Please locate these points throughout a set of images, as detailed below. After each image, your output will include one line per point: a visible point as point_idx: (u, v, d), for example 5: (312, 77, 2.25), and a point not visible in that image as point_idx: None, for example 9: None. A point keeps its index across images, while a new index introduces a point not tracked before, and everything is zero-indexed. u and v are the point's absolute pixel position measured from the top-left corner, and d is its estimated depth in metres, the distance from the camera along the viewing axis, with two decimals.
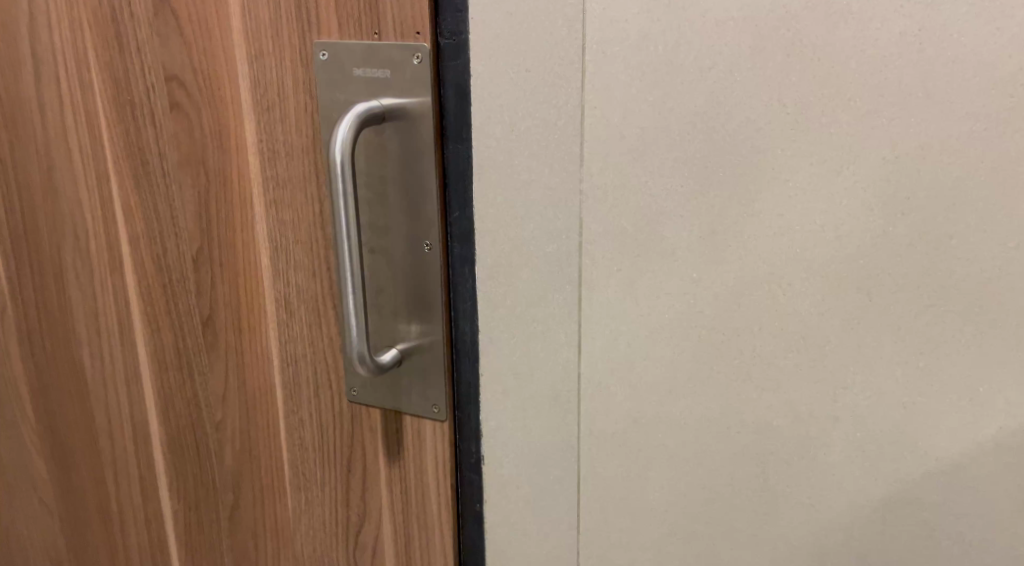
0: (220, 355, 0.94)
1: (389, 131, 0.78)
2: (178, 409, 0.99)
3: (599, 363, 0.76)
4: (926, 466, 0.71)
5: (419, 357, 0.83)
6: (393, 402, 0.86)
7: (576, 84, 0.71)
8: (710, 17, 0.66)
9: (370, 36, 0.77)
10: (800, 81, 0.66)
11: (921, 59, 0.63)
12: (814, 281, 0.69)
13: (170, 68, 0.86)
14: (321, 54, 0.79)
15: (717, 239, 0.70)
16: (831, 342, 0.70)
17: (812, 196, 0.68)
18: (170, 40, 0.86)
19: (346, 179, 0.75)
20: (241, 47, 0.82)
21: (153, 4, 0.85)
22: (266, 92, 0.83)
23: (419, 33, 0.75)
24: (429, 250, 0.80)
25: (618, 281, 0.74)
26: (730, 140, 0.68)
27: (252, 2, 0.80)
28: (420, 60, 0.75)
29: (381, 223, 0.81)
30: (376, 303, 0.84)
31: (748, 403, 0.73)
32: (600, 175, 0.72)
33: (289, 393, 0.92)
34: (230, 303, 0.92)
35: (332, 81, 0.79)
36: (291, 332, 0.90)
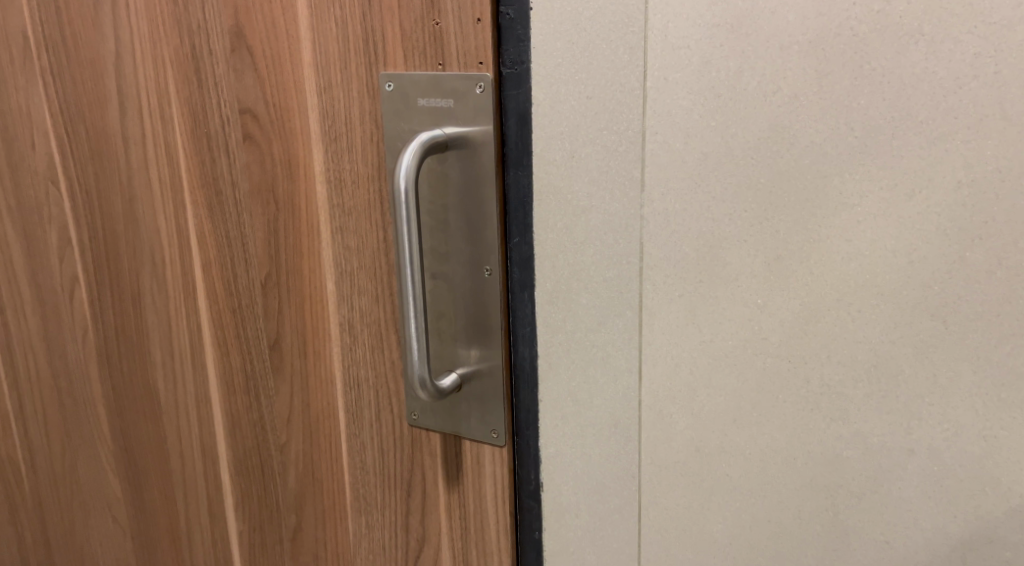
0: (286, 378, 0.96)
1: (452, 158, 0.79)
2: (245, 431, 1.01)
3: (660, 391, 0.76)
4: (1010, 504, 0.67)
5: (478, 382, 0.84)
6: (453, 427, 0.86)
7: (637, 111, 0.71)
8: (775, 42, 0.66)
9: (434, 66, 0.78)
10: (868, 105, 0.64)
11: (996, 81, 0.62)
12: (885, 309, 0.67)
13: (243, 101, 0.89)
14: (387, 85, 0.80)
15: (782, 265, 0.69)
16: (904, 371, 0.67)
17: (882, 221, 0.66)
18: (246, 76, 0.88)
19: (409, 205, 0.76)
20: (312, 80, 0.84)
21: (230, 41, 0.88)
22: (333, 122, 0.85)
23: (481, 63, 0.76)
24: (489, 275, 0.80)
25: (680, 307, 0.73)
26: (796, 164, 0.67)
27: (323, 36, 0.82)
28: (483, 89, 0.76)
29: (444, 248, 0.82)
30: (437, 327, 0.85)
31: (816, 434, 0.71)
32: (661, 200, 0.72)
33: (352, 417, 0.93)
34: (298, 327, 0.94)
35: (397, 112, 0.80)
36: (355, 356, 0.91)
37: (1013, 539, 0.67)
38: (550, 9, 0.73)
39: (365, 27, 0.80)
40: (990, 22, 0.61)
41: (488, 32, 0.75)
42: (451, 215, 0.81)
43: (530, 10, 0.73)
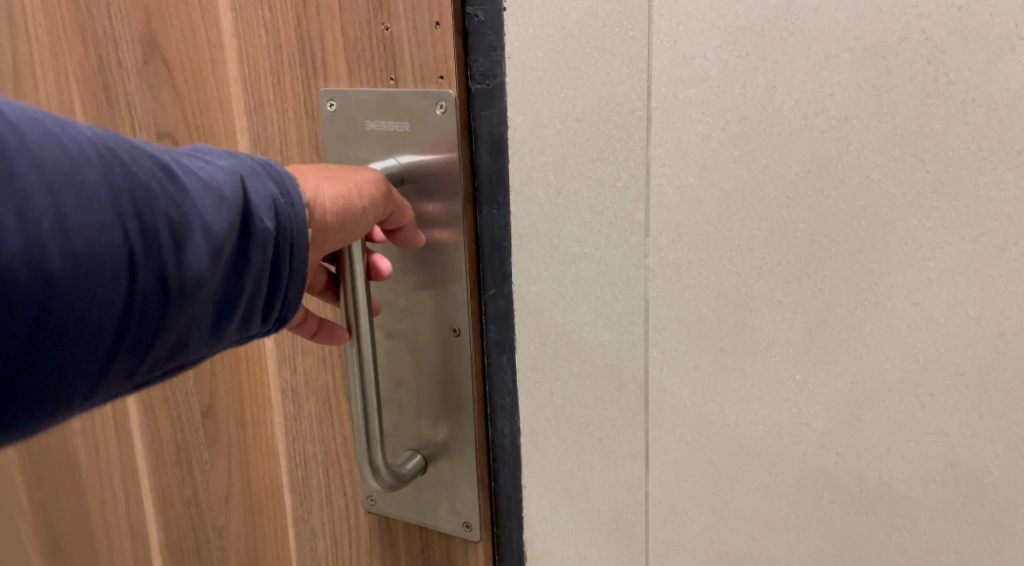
0: (222, 451, 0.80)
1: (409, 191, 0.64)
2: (178, 510, 0.85)
3: (671, 482, 0.61)
4: None
5: (447, 463, 0.69)
6: (419, 516, 0.71)
7: (639, 137, 0.56)
8: (818, 49, 0.50)
9: (385, 82, 0.62)
10: (945, 131, 0.49)
11: None
12: (965, 393, 0.52)
13: (161, 123, 0.74)
14: (327, 104, 0.65)
15: (828, 332, 0.54)
16: (993, 475, 0.52)
17: (963, 281, 0.51)
18: (162, 93, 0.73)
19: (354, 256, 0.60)
20: (240, 98, 0.69)
21: (142, 51, 0.72)
22: (268, 150, 0.69)
23: (442, 77, 0.60)
24: (457, 335, 0.65)
25: (696, 380, 0.59)
26: (846, 205, 0.52)
27: (252, 45, 0.67)
28: (445, 110, 0.61)
29: (402, 304, 0.67)
30: (395, 398, 0.70)
31: (871, 545, 0.56)
32: (670, 249, 0.57)
33: (299, 499, 0.78)
34: (234, 393, 0.79)
35: (342, 138, 0.65)
36: (300, 429, 0.76)
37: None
38: (528, 9, 0.57)
39: (300, 33, 0.65)
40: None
41: (449, 38, 0.59)
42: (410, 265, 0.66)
43: (504, 11, 0.58)
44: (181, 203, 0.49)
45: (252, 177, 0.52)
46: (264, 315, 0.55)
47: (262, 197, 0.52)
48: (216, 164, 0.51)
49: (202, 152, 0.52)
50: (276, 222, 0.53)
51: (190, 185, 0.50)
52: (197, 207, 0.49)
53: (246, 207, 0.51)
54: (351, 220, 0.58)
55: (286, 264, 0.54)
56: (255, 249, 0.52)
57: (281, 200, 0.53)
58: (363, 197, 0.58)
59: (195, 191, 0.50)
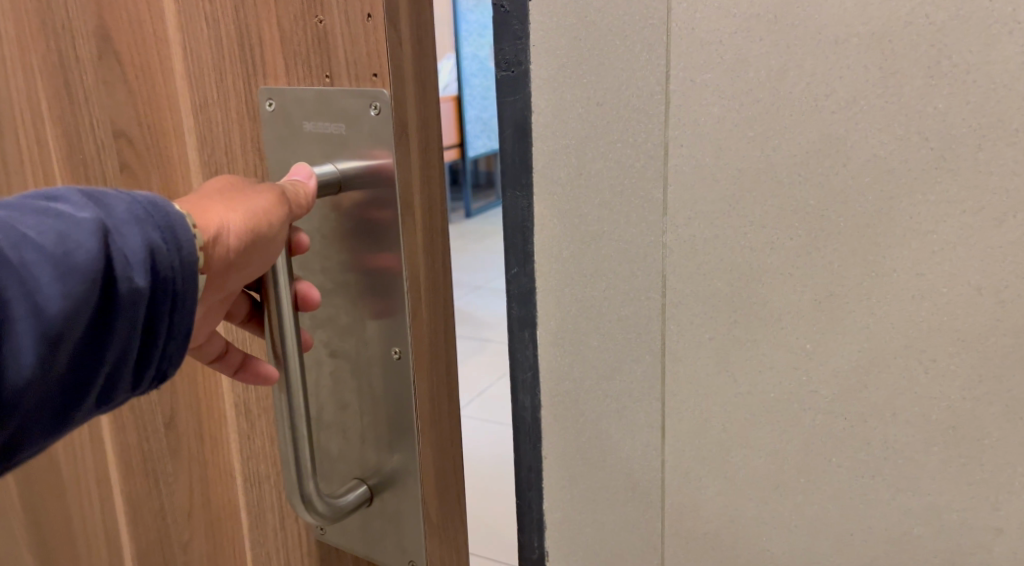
0: (185, 464, 0.73)
1: (348, 206, 0.58)
2: (147, 524, 0.78)
3: (685, 450, 0.64)
4: None
5: (392, 497, 0.61)
6: (363, 553, 0.64)
7: (659, 120, 0.59)
8: (827, 34, 0.53)
9: (321, 80, 0.57)
10: (948, 110, 0.52)
11: None
12: (966, 358, 0.55)
13: (116, 121, 0.66)
14: (267, 104, 0.59)
15: (837, 303, 0.57)
16: (991, 436, 0.56)
17: (965, 251, 0.54)
18: (115, 87, 0.65)
19: (280, 282, 0.55)
20: (185, 95, 0.63)
21: (94, 43, 0.64)
22: (213, 152, 0.63)
23: (376, 75, 0.55)
24: (398, 358, 0.58)
25: (710, 350, 0.62)
26: (854, 183, 0.55)
27: (195, 36, 0.61)
28: (379, 111, 0.55)
29: (344, 321, 0.60)
30: (338, 419, 0.62)
31: (878, 507, 0.59)
32: (687, 226, 0.60)
33: (255, 521, 0.72)
34: (191, 401, 0.72)
35: (281, 141, 0.59)
36: (254, 446, 0.70)
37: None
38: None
39: (240, 25, 0.59)
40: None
41: (382, 32, 0.54)
42: (352, 276, 0.59)
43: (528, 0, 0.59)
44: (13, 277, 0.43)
45: (120, 225, 0.45)
46: (133, 382, 0.47)
47: (130, 251, 0.45)
48: (73, 217, 0.44)
49: (56, 198, 0.45)
50: (151, 278, 0.45)
51: (26, 257, 0.43)
52: (35, 278, 0.43)
53: (105, 267, 0.44)
54: (259, 251, 0.52)
55: (165, 322, 0.46)
56: (123, 309, 0.45)
57: (158, 249, 0.46)
58: (272, 222, 0.52)
59: (34, 262, 0.43)
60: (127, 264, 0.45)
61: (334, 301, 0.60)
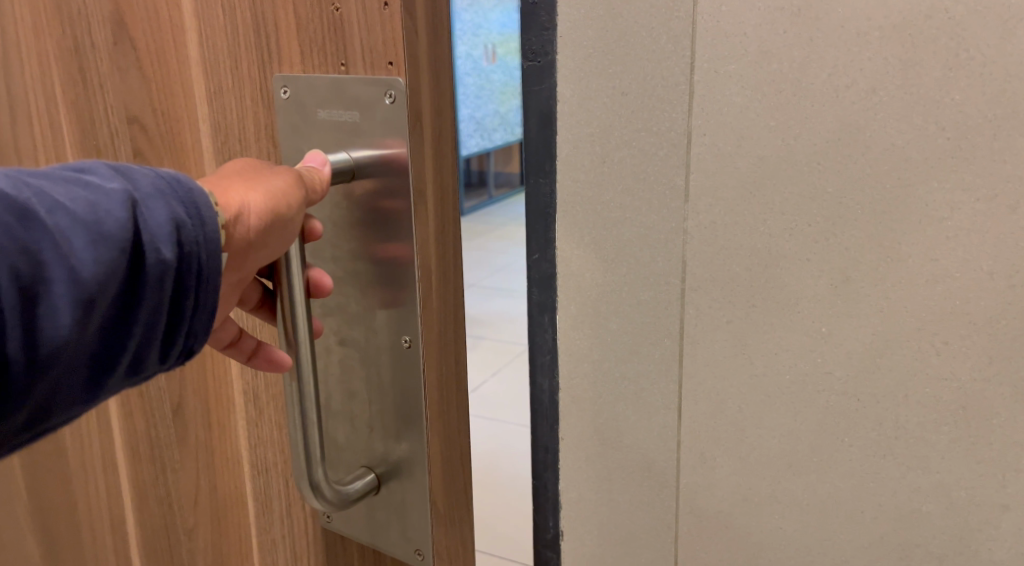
0: (190, 453, 0.73)
1: (361, 195, 0.57)
2: (152, 508, 0.77)
3: (701, 429, 0.67)
4: None
5: (398, 484, 0.62)
6: (369, 536, 0.64)
7: (682, 109, 0.60)
8: (850, 27, 0.55)
9: (335, 67, 0.57)
10: (965, 101, 0.54)
11: None
12: (977, 340, 0.58)
13: (130, 107, 0.65)
14: (282, 91, 0.59)
15: (853, 287, 0.59)
16: (999, 415, 0.58)
17: (976, 237, 0.56)
18: (130, 75, 0.65)
19: (291, 269, 0.54)
20: (201, 80, 0.63)
21: (111, 28, 0.64)
22: (227, 137, 0.63)
23: (391, 63, 0.54)
24: (409, 346, 0.58)
25: (727, 333, 0.64)
26: (872, 171, 0.57)
27: (211, 25, 0.61)
28: (394, 99, 0.54)
29: (354, 308, 0.60)
30: (348, 409, 0.63)
31: (890, 484, 0.62)
32: (708, 212, 0.62)
33: (262, 506, 0.71)
34: (201, 389, 0.71)
35: (294, 127, 0.59)
36: (261, 434, 0.70)
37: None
38: None
39: (256, 12, 0.59)
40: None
41: (398, 21, 0.54)
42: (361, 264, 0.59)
43: None
44: (42, 247, 0.42)
45: (147, 199, 0.44)
46: (156, 355, 0.46)
47: (157, 222, 0.44)
48: (102, 189, 0.43)
49: (86, 171, 0.44)
50: (178, 250, 0.45)
51: (56, 224, 0.42)
52: (68, 247, 0.42)
53: (132, 237, 0.44)
54: (273, 232, 0.51)
55: (192, 296, 0.46)
56: (149, 282, 0.44)
57: (184, 224, 0.45)
58: (290, 203, 0.51)
59: (68, 230, 0.42)
60: (155, 237, 0.44)
61: (345, 288, 0.60)
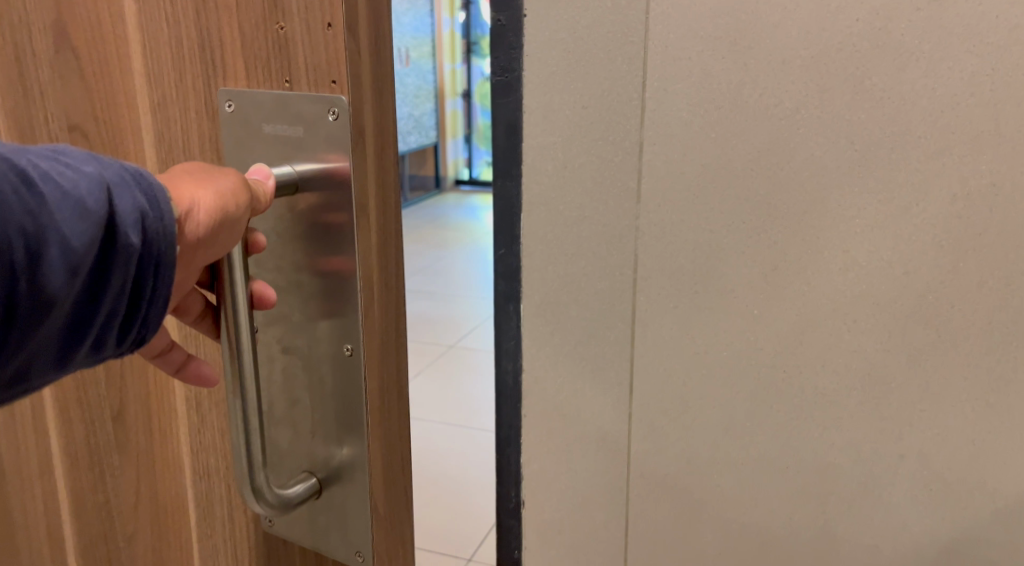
0: (130, 459, 0.83)
1: (303, 207, 0.67)
2: (92, 513, 0.88)
3: (650, 402, 0.76)
4: (995, 503, 0.70)
5: (339, 489, 0.72)
6: (312, 542, 0.74)
7: (635, 122, 0.69)
8: (775, 56, 0.65)
9: (281, 85, 0.66)
10: (869, 120, 0.64)
11: (994, 98, 0.62)
12: (881, 318, 0.68)
13: (71, 115, 0.75)
14: (226, 104, 0.68)
15: (779, 276, 0.69)
16: (897, 380, 0.69)
17: (879, 232, 0.66)
18: (71, 83, 0.74)
19: (235, 282, 0.63)
20: (145, 91, 0.72)
21: (52, 39, 0.73)
22: (169, 149, 0.72)
23: (334, 82, 0.63)
24: (350, 354, 0.68)
25: (674, 318, 0.73)
26: (795, 177, 0.67)
27: (154, 39, 0.70)
28: (337, 116, 0.64)
29: (296, 319, 0.70)
30: (291, 416, 0.73)
31: (811, 440, 0.72)
32: (657, 212, 0.71)
33: (203, 513, 0.82)
34: (143, 400, 0.81)
35: (237, 139, 0.68)
36: (203, 442, 0.80)
37: (989, 534, 0.71)
38: (549, 18, 0.69)
39: (203, 32, 0.68)
40: (987, 42, 0.61)
41: (341, 39, 0.63)
42: (307, 279, 0.68)
43: (523, 16, 0.70)
44: (37, 214, 0.50)
45: (117, 188, 0.52)
46: (118, 333, 0.55)
47: (128, 207, 0.52)
48: (82, 171, 0.51)
49: (64, 154, 0.52)
50: (143, 237, 0.53)
51: (48, 195, 0.50)
52: (56, 220, 0.50)
53: (108, 217, 0.52)
54: (222, 229, 0.59)
55: (148, 281, 0.54)
56: (117, 263, 0.52)
57: (147, 214, 0.53)
58: (239, 203, 0.59)
59: (54, 201, 0.50)
60: (125, 223, 0.52)
61: (286, 299, 0.70)
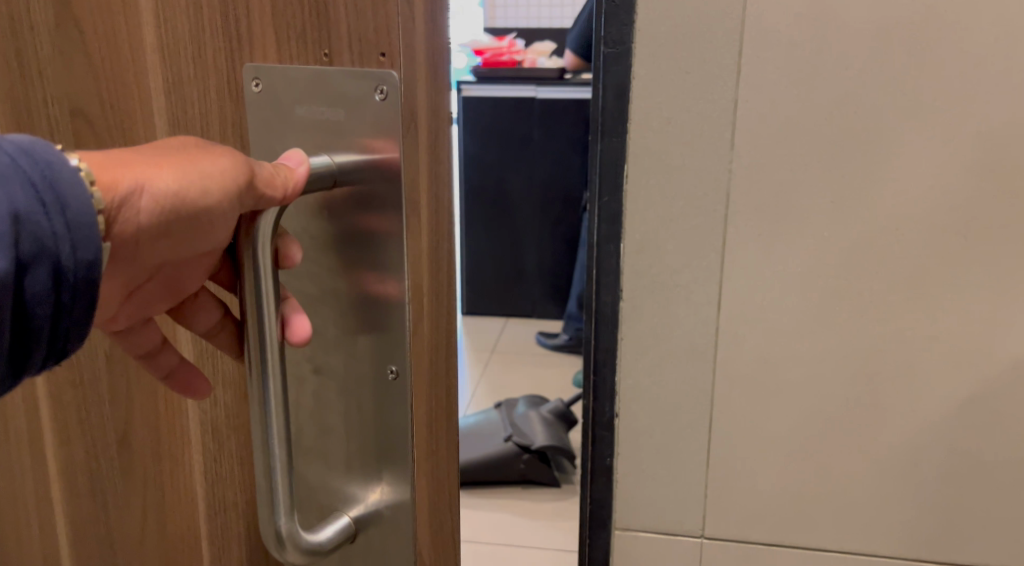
0: None
1: None
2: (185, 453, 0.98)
3: (734, 315, 0.94)
4: (1001, 366, 0.92)
5: None
6: None
7: (732, 84, 0.88)
8: (847, 30, 0.86)
9: (321, 57, 0.87)
10: (916, 77, 0.86)
11: (1006, 58, 0.85)
12: (922, 230, 0.90)
13: (77, 98, 0.99)
14: (378, 93, 0.85)
15: (845, 202, 0.90)
16: (933, 278, 0.91)
17: (922, 162, 0.88)
18: (77, 61, 0.98)
19: None
20: (157, 70, 0.95)
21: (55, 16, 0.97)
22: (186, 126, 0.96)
23: (383, 55, 0.85)
24: None
25: (758, 243, 0.92)
26: (858, 124, 0.88)
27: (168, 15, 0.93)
28: (386, 92, 0.85)
29: None
30: None
31: (865, 331, 0.93)
32: (748, 155, 0.90)
33: None
34: None
35: (366, 115, 0.86)
36: None
37: (1003, 391, 0.93)
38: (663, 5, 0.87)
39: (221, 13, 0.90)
40: (1002, 17, 0.84)
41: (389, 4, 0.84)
42: (366, 339, 0.92)
43: None
44: None
45: None
46: None
47: None
48: None
49: None
50: None
51: None
52: None
53: None
54: None
55: None
56: None
57: None
58: None
59: None
60: None
61: None
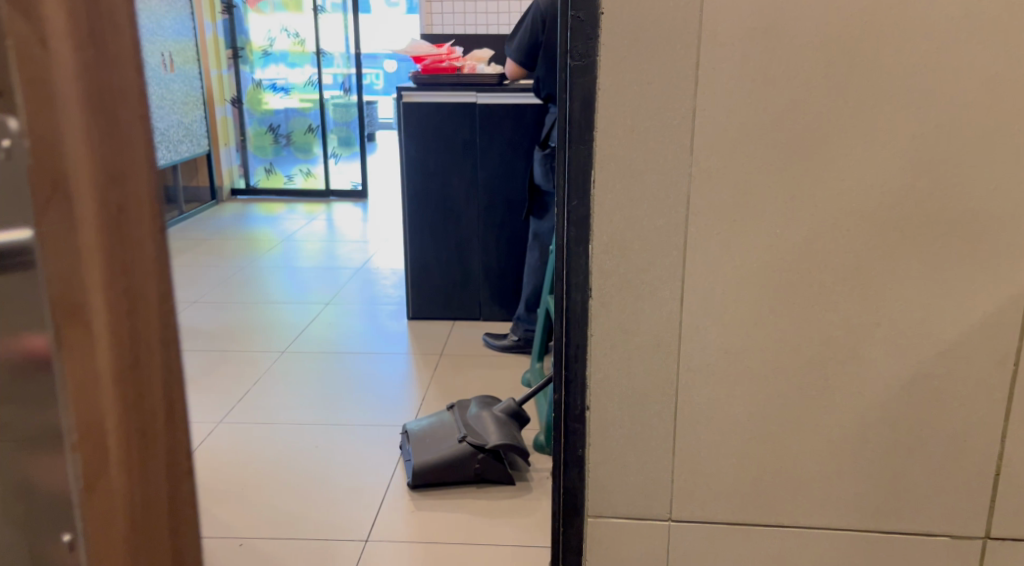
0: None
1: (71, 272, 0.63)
2: None
3: (695, 309, 1.01)
4: (938, 349, 1.00)
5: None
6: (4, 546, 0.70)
7: (689, 94, 0.95)
8: (795, 42, 0.93)
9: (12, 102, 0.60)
10: (859, 85, 0.94)
11: (938, 66, 0.93)
12: (866, 225, 0.97)
13: None
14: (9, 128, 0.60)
15: (796, 202, 0.97)
16: (877, 269, 0.98)
17: (865, 163, 0.96)
18: None
19: None
20: None
21: None
22: None
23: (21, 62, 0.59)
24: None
25: (717, 241, 0.99)
26: (807, 129, 0.95)
27: None
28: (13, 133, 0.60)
29: None
30: None
31: (817, 319, 1.00)
32: (706, 160, 0.96)
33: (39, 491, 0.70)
34: None
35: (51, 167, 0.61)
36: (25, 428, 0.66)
37: (941, 370, 1.01)
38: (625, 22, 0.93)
39: None
40: (933, 30, 0.92)
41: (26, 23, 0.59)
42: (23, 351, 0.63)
43: (598, 15, 0.93)
44: None
45: None
46: None
47: None
48: None
49: None
50: None
51: None
52: None
53: None
54: None
55: None
56: None
57: None
58: None
59: None
60: None
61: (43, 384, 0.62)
